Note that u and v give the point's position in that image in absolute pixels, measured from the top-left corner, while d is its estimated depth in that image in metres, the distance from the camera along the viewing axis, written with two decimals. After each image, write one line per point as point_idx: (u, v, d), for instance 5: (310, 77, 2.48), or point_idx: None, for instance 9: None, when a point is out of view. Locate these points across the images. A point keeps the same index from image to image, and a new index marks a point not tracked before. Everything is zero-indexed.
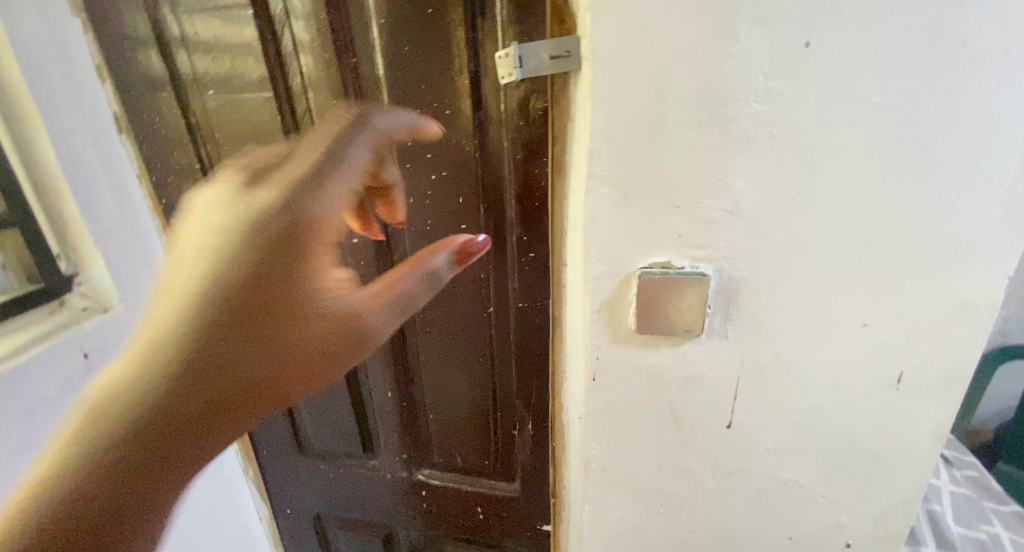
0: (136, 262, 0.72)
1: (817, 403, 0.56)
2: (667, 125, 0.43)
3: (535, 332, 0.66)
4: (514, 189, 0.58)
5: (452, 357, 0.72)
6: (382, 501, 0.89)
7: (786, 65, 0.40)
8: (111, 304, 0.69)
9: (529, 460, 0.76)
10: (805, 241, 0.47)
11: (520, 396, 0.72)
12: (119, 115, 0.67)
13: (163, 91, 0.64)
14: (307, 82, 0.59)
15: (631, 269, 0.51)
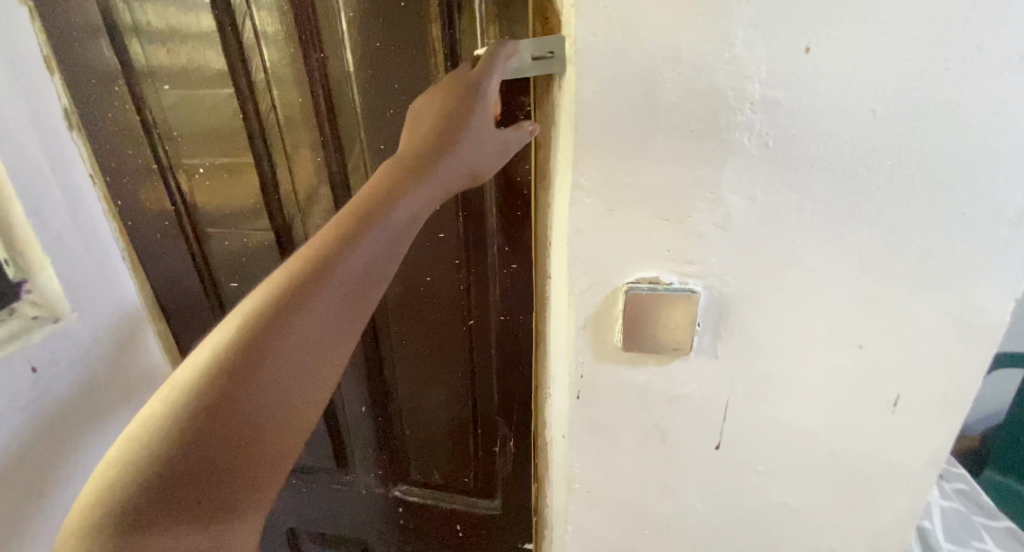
0: (92, 267, 0.69)
1: (811, 425, 0.53)
2: (656, 133, 0.41)
3: (516, 345, 0.64)
4: (495, 198, 0.56)
5: (431, 370, 0.70)
6: (357, 518, 0.86)
7: (784, 72, 0.37)
8: (63, 313, 0.66)
9: (510, 476, 0.74)
10: (799, 257, 0.44)
11: (501, 411, 0.70)
12: (68, 110, 0.63)
13: (116, 84, 0.59)
14: (271, 78, 0.56)
15: (617, 284, 0.48)
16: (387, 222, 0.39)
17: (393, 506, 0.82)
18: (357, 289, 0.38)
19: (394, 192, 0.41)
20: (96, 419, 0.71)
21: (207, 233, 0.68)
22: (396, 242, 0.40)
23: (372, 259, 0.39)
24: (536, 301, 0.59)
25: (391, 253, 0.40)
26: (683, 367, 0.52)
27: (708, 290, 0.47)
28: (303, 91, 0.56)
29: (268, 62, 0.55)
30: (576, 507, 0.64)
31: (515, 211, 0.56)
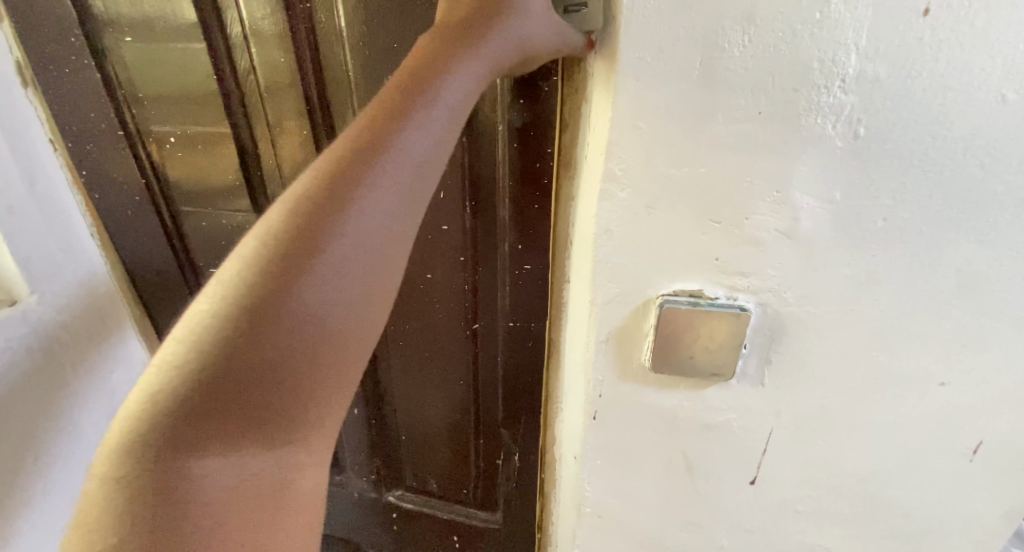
0: (54, 244, 0.62)
1: (868, 468, 0.46)
2: (714, 114, 0.33)
3: (525, 357, 0.57)
4: (508, 188, 0.48)
5: (430, 375, 0.64)
6: (348, 519, 0.82)
7: (887, 41, 0.29)
8: (21, 296, 0.58)
9: (511, 494, 0.68)
10: (878, 275, 0.36)
11: (506, 423, 0.63)
12: (23, 63, 0.58)
13: (73, 37, 0.54)
14: (249, 32, 0.50)
15: (650, 294, 0.41)
16: (434, 113, 0.31)
17: (387, 511, 0.78)
18: (404, 184, 0.30)
19: (441, 70, 0.32)
20: (61, 410, 0.64)
21: (181, 212, 0.65)
22: (443, 143, 0.32)
23: (420, 145, 0.31)
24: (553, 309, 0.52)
25: (442, 141, 0.32)
26: (722, 394, 0.44)
27: (761, 308, 0.39)
28: (287, 52, 0.49)
29: (243, 14, 0.49)
30: (584, 533, 0.57)
31: (530, 203, 0.48)
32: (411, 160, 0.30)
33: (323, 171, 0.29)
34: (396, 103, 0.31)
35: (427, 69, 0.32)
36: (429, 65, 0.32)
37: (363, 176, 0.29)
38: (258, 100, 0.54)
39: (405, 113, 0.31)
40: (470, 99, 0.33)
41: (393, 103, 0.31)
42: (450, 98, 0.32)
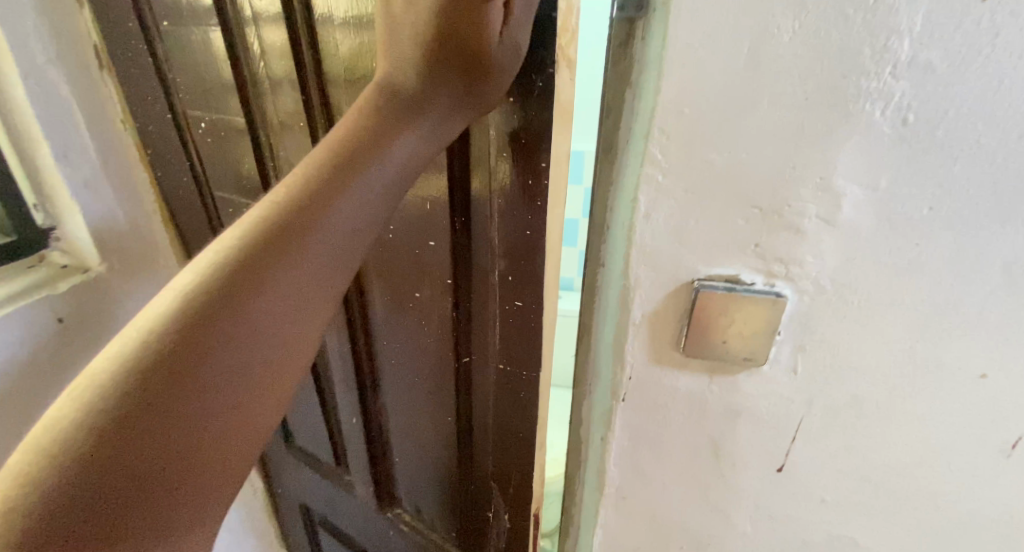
0: (122, 214, 0.69)
1: (901, 460, 0.46)
2: (759, 99, 0.33)
3: (512, 395, 0.54)
4: (500, 216, 0.45)
5: (421, 400, 0.62)
6: (355, 519, 0.85)
7: (943, 26, 0.29)
8: (92, 265, 0.66)
9: (500, 536, 0.65)
10: (921, 265, 0.36)
11: (494, 464, 0.60)
12: (99, 46, 0.63)
13: (130, 23, 0.57)
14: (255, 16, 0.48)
15: (685, 279, 0.41)
16: (376, 183, 0.33)
17: (383, 524, 0.78)
18: (334, 257, 0.31)
19: (384, 142, 0.34)
20: None
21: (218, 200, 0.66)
22: (378, 214, 0.34)
23: (354, 219, 0.32)
24: (580, 305, 0.50)
25: (373, 215, 0.33)
26: (753, 380, 0.45)
27: (798, 295, 0.40)
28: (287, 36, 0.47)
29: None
30: (606, 511, 0.59)
31: (522, 234, 0.44)
32: (344, 235, 0.31)
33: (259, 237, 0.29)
34: (342, 170, 0.32)
35: (379, 132, 0.34)
36: (375, 134, 0.33)
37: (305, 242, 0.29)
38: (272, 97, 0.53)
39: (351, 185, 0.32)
40: (405, 174, 0.35)
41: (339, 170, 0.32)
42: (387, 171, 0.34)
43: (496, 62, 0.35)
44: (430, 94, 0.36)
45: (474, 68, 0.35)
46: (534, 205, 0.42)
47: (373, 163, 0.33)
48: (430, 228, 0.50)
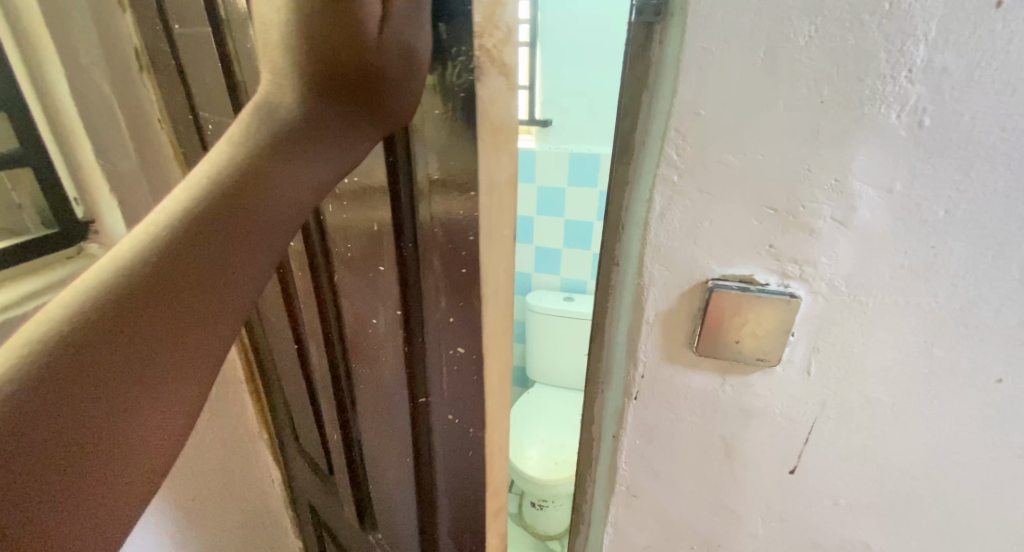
0: None
1: (916, 465, 0.45)
2: (775, 102, 0.34)
3: (466, 453, 0.46)
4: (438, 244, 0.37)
5: (385, 445, 0.52)
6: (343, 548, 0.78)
7: (958, 32, 0.30)
8: None
9: None
10: (937, 268, 0.37)
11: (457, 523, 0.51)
12: (141, 50, 0.63)
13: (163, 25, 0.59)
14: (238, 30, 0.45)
15: (700, 279, 0.42)
16: (272, 203, 0.29)
17: None
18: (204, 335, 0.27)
19: (282, 160, 0.29)
20: None
21: None
22: (278, 237, 0.30)
23: (221, 289, 0.27)
24: (595, 302, 0.51)
25: (258, 262, 0.29)
26: (766, 381, 0.45)
27: (812, 296, 0.40)
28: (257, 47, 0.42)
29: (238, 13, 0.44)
30: (617, 509, 0.59)
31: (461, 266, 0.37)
32: (237, 262, 0.28)
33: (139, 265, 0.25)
34: (199, 240, 0.27)
35: (273, 149, 0.29)
36: (273, 151, 0.29)
37: (155, 329, 0.25)
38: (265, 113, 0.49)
39: (213, 254, 0.27)
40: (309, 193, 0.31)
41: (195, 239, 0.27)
42: (262, 229, 0.29)
43: (384, 69, 0.29)
44: (313, 123, 0.30)
45: (360, 83, 0.29)
46: (466, 236, 0.35)
47: (245, 221, 0.28)
48: (381, 253, 0.39)
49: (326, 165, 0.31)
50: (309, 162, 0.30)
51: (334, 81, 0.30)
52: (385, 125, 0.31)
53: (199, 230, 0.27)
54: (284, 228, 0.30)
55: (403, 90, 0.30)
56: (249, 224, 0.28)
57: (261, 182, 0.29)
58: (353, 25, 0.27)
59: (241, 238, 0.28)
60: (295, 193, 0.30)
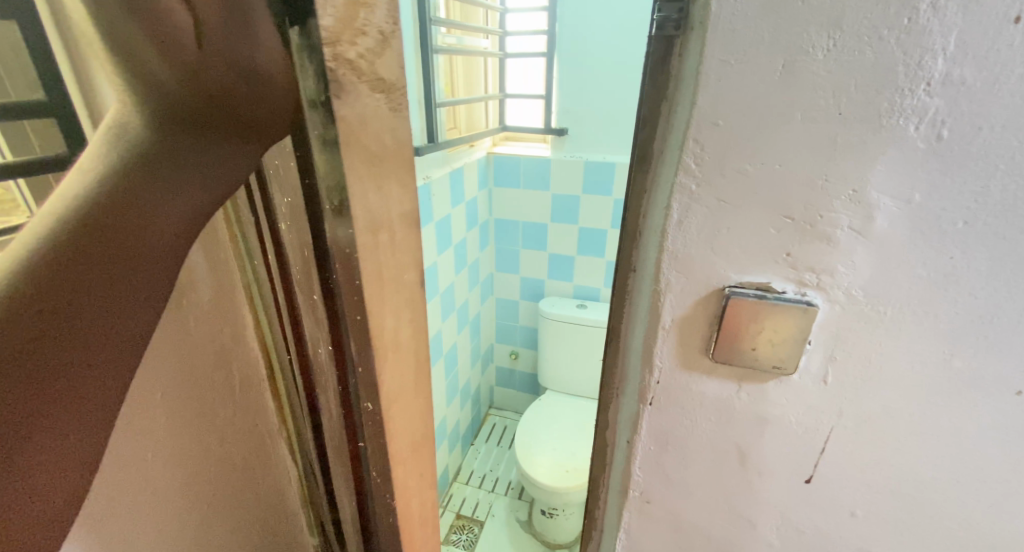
0: None
1: (934, 477, 0.45)
2: (793, 113, 0.34)
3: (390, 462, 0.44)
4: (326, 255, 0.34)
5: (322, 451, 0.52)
6: None
7: (976, 47, 0.30)
8: None
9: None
10: (955, 278, 0.37)
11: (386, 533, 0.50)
12: None
13: None
14: None
15: (717, 286, 0.42)
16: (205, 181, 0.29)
17: None
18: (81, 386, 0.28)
19: (208, 145, 0.28)
20: None
21: None
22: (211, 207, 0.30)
23: (93, 341, 0.28)
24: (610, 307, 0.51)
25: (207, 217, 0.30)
26: (782, 389, 0.46)
27: (829, 305, 0.40)
28: None
29: None
30: (630, 514, 0.60)
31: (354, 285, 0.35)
32: (170, 228, 0.29)
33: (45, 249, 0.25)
34: (54, 304, 0.26)
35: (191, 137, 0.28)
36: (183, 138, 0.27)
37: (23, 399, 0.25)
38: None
39: (88, 313, 0.27)
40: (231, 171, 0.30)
41: (45, 300, 0.25)
42: (144, 269, 0.29)
43: (242, 78, 0.26)
44: (178, 149, 0.27)
45: (212, 96, 0.26)
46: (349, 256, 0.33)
47: (111, 271, 0.27)
48: (307, 258, 0.37)
49: (204, 187, 0.29)
50: (187, 191, 0.29)
51: (176, 101, 0.26)
52: (253, 133, 0.29)
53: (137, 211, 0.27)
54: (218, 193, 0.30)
55: (261, 90, 0.28)
56: (190, 195, 0.29)
57: (134, 226, 0.27)
58: (169, 32, 0.24)
59: (109, 288, 0.27)
60: (221, 171, 0.30)
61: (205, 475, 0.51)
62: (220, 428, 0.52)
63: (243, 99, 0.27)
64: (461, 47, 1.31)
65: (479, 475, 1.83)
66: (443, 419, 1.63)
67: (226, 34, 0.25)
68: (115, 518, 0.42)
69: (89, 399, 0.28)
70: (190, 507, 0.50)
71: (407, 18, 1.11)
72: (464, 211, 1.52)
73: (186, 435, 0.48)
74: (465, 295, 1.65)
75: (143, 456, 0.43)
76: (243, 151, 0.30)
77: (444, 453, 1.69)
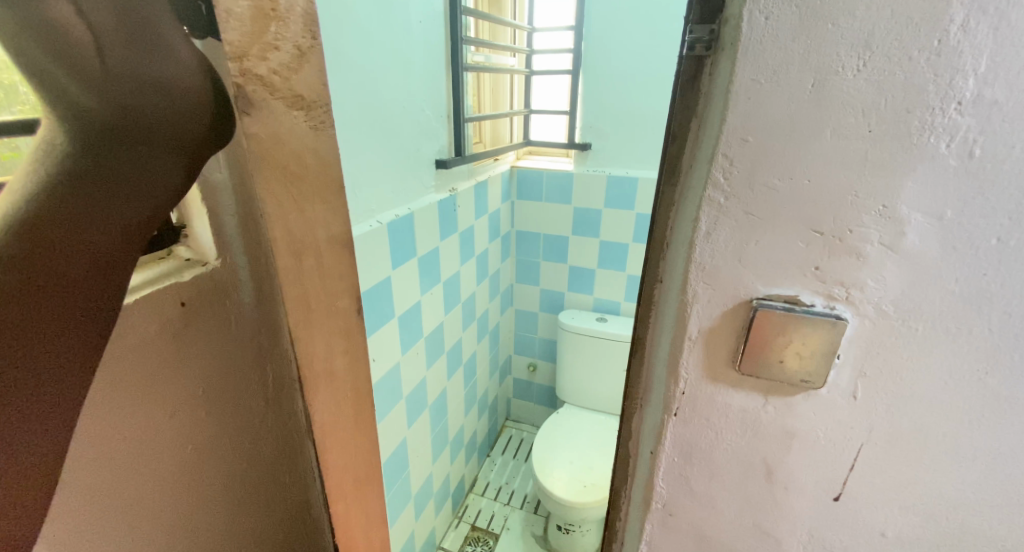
0: None
1: (967, 497, 0.45)
2: (824, 128, 0.35)
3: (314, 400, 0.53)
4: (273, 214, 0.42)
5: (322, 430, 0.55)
6: None
7: (1008, 69, 0.31)
8: None
9: None
10: (989, 295, 0.37)
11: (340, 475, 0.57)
12: None
13: None
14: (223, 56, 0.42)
15: (745, 298, 0.43)
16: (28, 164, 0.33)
17: None
18: (45, 369, 0.32)
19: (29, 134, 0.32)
20: None
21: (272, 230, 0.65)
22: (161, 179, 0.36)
23: (56, 332, 0.32)
24: (636, 318, 0.52)
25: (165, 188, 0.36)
26: (810, 403, 0.45)
27: (858, 319, 0.41)
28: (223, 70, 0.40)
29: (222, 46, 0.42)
30: (653, 527, 0.59)
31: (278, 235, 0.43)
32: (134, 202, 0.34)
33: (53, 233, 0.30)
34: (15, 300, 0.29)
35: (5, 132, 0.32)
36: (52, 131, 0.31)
37: (34, 374, 0.31)
38: (270, 97, 0.39)
39: (42, 308, 0.31)
40: (171, 148, 0.35)
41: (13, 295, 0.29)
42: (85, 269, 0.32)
43: (150, 73, 0.32)
44: (106, 158, 0.32)
45: (122, 107, 0.32)
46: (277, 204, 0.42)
47: (60, 270, 0.31)
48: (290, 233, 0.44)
49: (138, 195, 0.34)
50: (121, 198, 0.33)
51: (90, 113, 0.31)
52: (164, 139, 0.34)
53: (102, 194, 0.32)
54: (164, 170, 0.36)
55: (172, 95, 0.34)
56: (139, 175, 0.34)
57: (75, 228, 0.31)
58: (72, 49, 0.29)
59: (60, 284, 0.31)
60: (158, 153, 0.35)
61: (238, 471, 0.54)
62: (253, 425, 0.54)
63: (152, 90, 0.33)
64: (488, 64, 1.35)
65: (495, 488, 1.82)
66: (461, 428, 1.64)
67: (126, 48, 0.31)
68: (162, 504, 0.46)
69: (53, 382, 0.33)
70: (221, 502, 0.52)
71: (438, 36, 1.14)
72: (487, 223, 1.54)
73: (219, 426, 0.50)
74: (485, 306, 1.66)
75: (181, 448, 0.47)
76: (170, 152, 0.35)
77: (461, 463, 1.69)
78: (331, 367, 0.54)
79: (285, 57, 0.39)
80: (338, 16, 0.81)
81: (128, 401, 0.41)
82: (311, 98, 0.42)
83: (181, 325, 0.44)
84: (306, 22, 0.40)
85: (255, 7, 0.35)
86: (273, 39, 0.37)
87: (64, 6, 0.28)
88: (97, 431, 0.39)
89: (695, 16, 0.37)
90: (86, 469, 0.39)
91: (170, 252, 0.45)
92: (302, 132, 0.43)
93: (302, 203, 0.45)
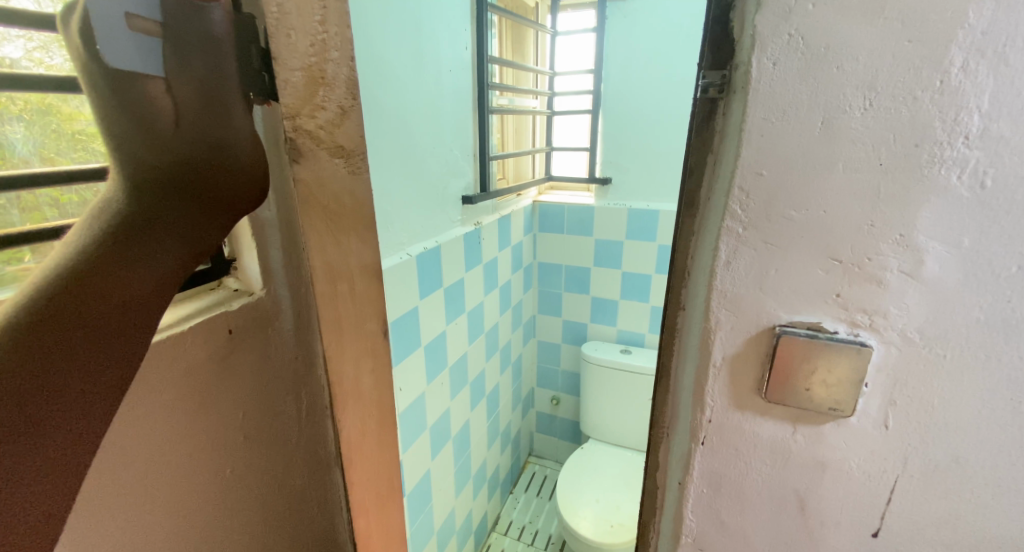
0: None
1: (1013, 534, 0.43)
2: (836, 162, 0.37)
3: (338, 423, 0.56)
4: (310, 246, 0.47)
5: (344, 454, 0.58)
6: None
7: (1010, 106, 0.33)
8: None
9: None
10: (1015, 322, 0.37)
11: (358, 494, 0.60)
12: None
13: None
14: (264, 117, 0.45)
15: (767, 326, 0.44)
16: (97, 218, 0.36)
17: None
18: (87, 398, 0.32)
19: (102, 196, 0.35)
20: None
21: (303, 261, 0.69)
22: (206, 224, 0.37)
23: (98, 368, 0.32)
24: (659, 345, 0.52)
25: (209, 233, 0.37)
26: (840, 433, 0.45)
27: (883, 346, 0.41)
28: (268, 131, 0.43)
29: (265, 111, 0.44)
30: None
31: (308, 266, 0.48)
32: (181, 245, 0.35)
33: (105, 269, 0.32)
34: (47, 337, 0.30)
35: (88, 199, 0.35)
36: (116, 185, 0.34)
37: (74, 401, 0.31)
38: (316, 147, 0.44)
39: (84, 341, 0.31)
40: (217, 199, 0.37)
41: (50, 329, 0.30)
42: (114, 315, 0.32)
43: (204, 129, 0.36)
44: (156, 206, 0.34)
45: (181, 161, 0.35)
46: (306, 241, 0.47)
47: (90, 314, 0.31)
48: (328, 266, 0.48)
49: (174, 248, 0.35)
50: (166, 243, 0.35)
51: (152, 167, 0.34)
52: (212, 187, 0.37)
53: (150, 235, 0.34)
54: (210, 216, 0.37)
55: (221, 151, 0.37)
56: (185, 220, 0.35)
57: (108, 275, 0.32)
58: (152, 113, 0.34)
59: (99, 322, 0.32)
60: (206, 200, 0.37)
61: (268, 497, 0.55)
62: (284, 451, 0.56)
63: (204, 145, 0.36)
64: (512, 107, 1.40)
65: (518, 527, 1.77)
66: (484, 463, 1.62)
67: (196, 113, 0.36)
68: (193, 526, 0.47)
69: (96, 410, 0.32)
70: (254, 524, 0.54)
71: (467, 83, 1.22)
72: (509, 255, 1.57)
73: (247, 460, 0.52)
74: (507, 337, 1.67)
75: (221, 472, 0.49)
76: (214, 200, 0.37)
77: (483, 499, 1.66)
78: (359, 387, 0.57)
79: (330, 114, 0.44)
80: (375, 69, 0.88)
81: (162, 433, 0.43)
82: (350, 148, 0.47)
83: (227, 352, 0.47)
84: (348, 86, 0.44)
85: (306, 76, 0.41)
86: (322, 100, 0.42)
87: (156, 83, 0.34)
88: (134, 454, 0.41)
89: (708, 62, 0.40)
90: (110, 499, 0.40)
91: (221, 283, 0.50)
92: (342, 177, 0.47)
93: (340, 235, 0.49)
